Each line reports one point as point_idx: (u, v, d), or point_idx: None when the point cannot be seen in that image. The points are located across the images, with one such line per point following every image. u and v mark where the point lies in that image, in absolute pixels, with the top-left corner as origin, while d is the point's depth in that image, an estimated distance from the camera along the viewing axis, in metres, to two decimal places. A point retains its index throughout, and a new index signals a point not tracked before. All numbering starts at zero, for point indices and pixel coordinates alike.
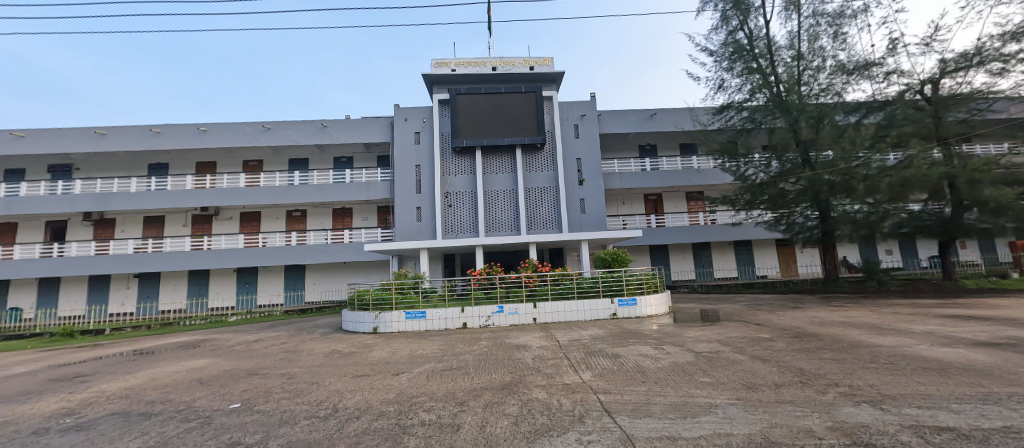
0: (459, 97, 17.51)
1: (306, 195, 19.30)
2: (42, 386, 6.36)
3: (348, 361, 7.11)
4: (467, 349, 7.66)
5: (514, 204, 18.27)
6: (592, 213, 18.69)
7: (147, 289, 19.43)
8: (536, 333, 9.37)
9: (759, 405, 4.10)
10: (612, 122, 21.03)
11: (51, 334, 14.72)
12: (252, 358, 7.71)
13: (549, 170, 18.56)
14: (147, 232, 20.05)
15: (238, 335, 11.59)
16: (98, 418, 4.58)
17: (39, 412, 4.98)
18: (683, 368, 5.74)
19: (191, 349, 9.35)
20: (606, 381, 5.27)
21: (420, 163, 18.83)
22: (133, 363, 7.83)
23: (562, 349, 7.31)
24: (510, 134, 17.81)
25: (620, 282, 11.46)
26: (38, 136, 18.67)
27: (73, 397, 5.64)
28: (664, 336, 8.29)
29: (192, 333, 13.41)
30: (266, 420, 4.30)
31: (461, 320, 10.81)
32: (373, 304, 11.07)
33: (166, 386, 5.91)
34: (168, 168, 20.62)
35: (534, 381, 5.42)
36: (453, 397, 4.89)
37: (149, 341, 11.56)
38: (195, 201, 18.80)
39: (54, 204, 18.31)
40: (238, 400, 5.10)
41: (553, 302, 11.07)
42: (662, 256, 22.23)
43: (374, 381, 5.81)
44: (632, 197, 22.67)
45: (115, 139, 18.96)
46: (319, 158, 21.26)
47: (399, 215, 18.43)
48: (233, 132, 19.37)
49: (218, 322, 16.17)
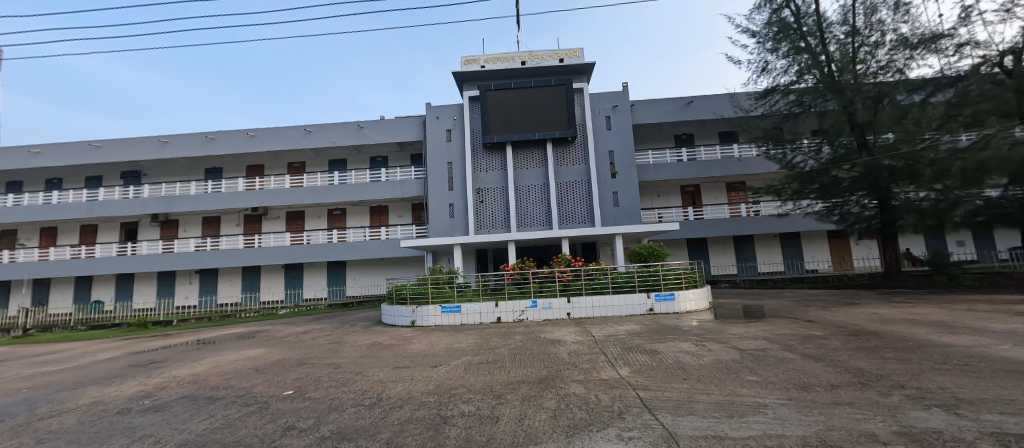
0: (489, 93, 17.66)
1: (346, 194, 20.14)
2: (124, 371, 7.08)
3: (389, 353, 7.36)
4: (503, 343, 7.74)
5: (545, 199, 18.16)
6: (626, 206, 18.25)
7: (207, 284, 21.09)
8: (572, 328, 9.30)
9: (814, 406, 3.86)
10: (646, 112, 20.34)
11: (129, 325, 16.32)
12: (301, 349, 8.17)
13: (580, 163, 18.33)
14: (206, 231, 21.69)
15: (287, 327, 12.31)
16: (171, 401, 5.04)
17: (122, 394, 5.54)
18: (727, 365, 5.50)
19: (247, 339, 10.08)
20: (646, 377, 5.15)
21: (452, 160, 19.03)
22: (197, 351, 8.54)
23: (599, 345, 7.21)
24: (540, 128, 17.70)
25: (658, 276, 11.08)
26: (113, 146, 20.62)
27: (149, 381, 6.23)
28: (705, 332, 7.98)
29: (247, 325, 14.41)
30: (317, 407, 4.56)
31: (496, 315, 10.95)
32: (410, 298, 11.42)
33: (227, 373, 6.40)
34: (222, 171, 22.19)
35: (571, 375, 5.38)
36: (490, 389, 4.96)
37: (211, 332, 12.57)
38: (247, 202, 20.08)
39: (128, 207, 20.24)
40: (291, 387, 5.44)
41: (587, 297, 10.98)
42: (701, 249, 21.37)
43: (414, 373, 6.00)
44: (667, 189, 21.92)
45: (177, 146, 20.59)
46: (357, 158, 22.10)
47: (433, 211, 18.78)
48: (279, 137, 20.49)
49: (269, 315, 17.31)
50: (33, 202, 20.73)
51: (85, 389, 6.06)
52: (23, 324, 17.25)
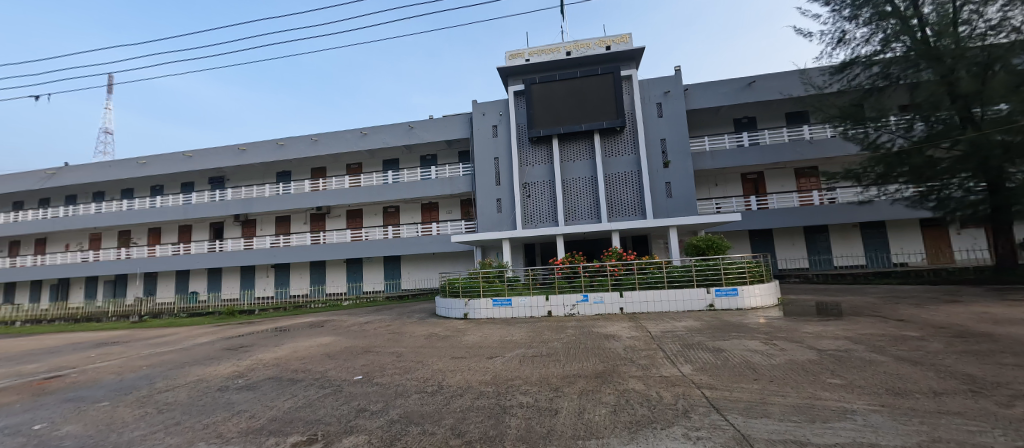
0: (535, 87, 17.72)
1: (399, 192, 21.07)
2: (220, 353, 8.01)
3: (445, 344, 7.63)
4: (555, 336, 7.73)
5: (593, 191, 17.82)
6: (680, 196, 17.36)
7: (282, 277, 23.21)
8: (626, 323, 9.08)
9: (913, 414, 3.44)
10: (701, 96, 19.08)
11: (220, 313, 18.49)
12: (365, 338, 8.75)
13: (629, 154, 17.74)
14: (279, 229, 23.84)
15: (351, 317, 13.20)
16: (260, 381, 5.64)
17: (220, 374, 6.29)
18: (803, 366, 5.07)
19: (317, 328, 10.95)
20: (710, 375, 4.89)
21: (498, 155, 19.18)
22: (277, 338, 9.45)
23: (656, 341, 6.96)
24: (587, 119, 17.44)
25: (718, 271, 10.45)
26: (201, 156, 23.28)
27: (242, 363, 7.01)
28: (775, 330, 7.41)
29: (317, 315, 15.68)
30: (384, 392, 4.87)
31: (547, 309, 10.96)
32: (463, 291, 11.78)
33: (304, 358, 7.02)
34: (290, 174, 24.18)
35: (629, 371, 5.25)
36: (547, 382, 4.98)
37: (286, 321, 13.82)
38: (312, 202, 21.77)
39: (215, 209, 22.76)
40: (360, 373, 5.85)
41: (641, 292, 10.64)
42: (766, 241, 19.79)
43: (471, 363, 6.19)
44: (725, 178, 20.52)
45: (252, 153, 22.75)
46: (408, 157, 23.06)
47: (481, 207, 19.08)
48: (340, 140, 21.93)
49: (335, 306, 18.73)
50: (142, 206, 24.00)
51: (191, 368, 6.96)
52: (139, 312, 20.19)
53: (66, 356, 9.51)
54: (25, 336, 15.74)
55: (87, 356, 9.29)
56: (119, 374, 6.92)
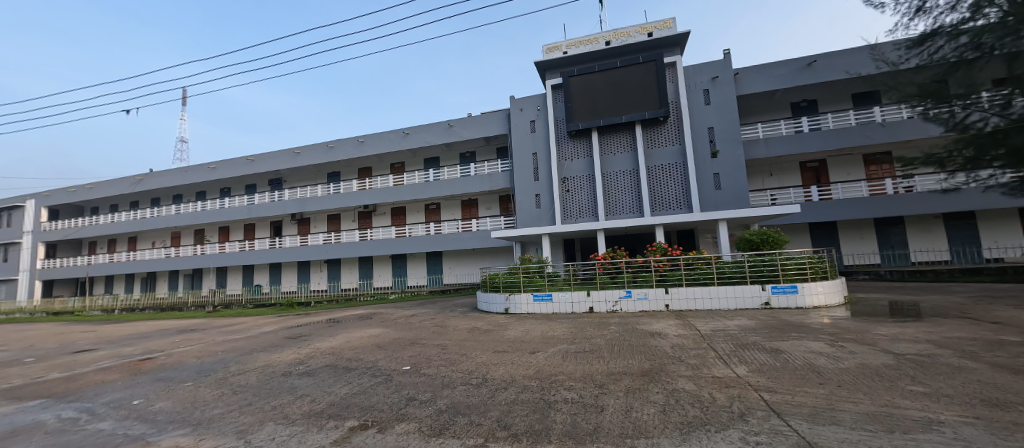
0: (572, 79, 17.50)
1: (439, 190, 21.60)
2: (282, 342, 8.68)
3: (488, 338, 7.75)
4: (598, 333, 7.61)
5: (636, 184, 17.27)
6: (729, 188, 16.38)
7: (333, 272, 24.69)
8: (672, 320, 8.74)
9: (1015, 428, 3.03)
10: (754, 80, 17.81)
11: (281, 305, 20.09)
12: (412, 330, 9.11)
13: (674, 144, 17.00)
14: (330, 226, 25.34)
15: (398, 310, 13.78)
16: (319, 368, 6.06)
17: (284, 360, 6.82)
18: (877, 371, 4.62)
19: (367, 320, 11.54)
20: (768, 378, 4.59)
21: (536, 151, 19.07)
22: (332, 329, 10.08)
23: (706, 340, 6.65)
24: (627, 110, 16.96)
25: (774, 266, 9.78)
26: (262, 160, 25.23)
27: (301, 351, 7.55)
28: (842, 331, 6.81)
29: (366, 307, 16.55)
30: (432, 382, 5.04)
31: (588, 305, 10.80)
32: (504, 286, 11.89)
33: (357, 348, 7.44)
34: (340, 175, 25.59)
35: (677, 370, 5.05)
36: (591, 378, 4.91)
37: (339, 313, 14.71)
38: (360, 200, 22.90)
39: (274, 209, 24.61)
40: (408, 363, 6.10)
41: (688, 288, 10.20)
42: (828, 235, 18.22)
43: (514, 357, 6.25)
44: (781, 167, 19.09)
45: (306, 156, 24.30)
46: (448, 155, 23.56)
47: (520, 202, 19.09)
48: (383, 141, 22.86)
49: (382, 299, 19.72)
50: (213, 207, 26.48)
51: (258, 354, 7.61)
52: (213, 302, 22.42)
53: (156, 341, 10.74)
54: (123, 322, 18.03)
55: (173, 341, 10.43)
56: (199, 357, 7.72)
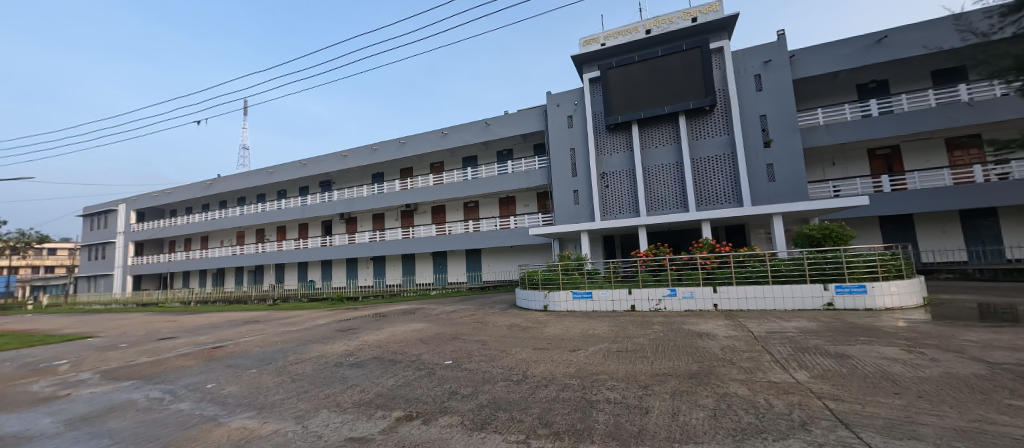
0: (611, 71, 17.09)
1: (478, 188, 21.90)
2: (334, 334, 9.22)
3: (527, 334, 7.77)
4: (641, 332, 7.37)
5: (680, 178, 16.52)
6: (785, 180, 15.21)
7: (378, 268, 25.87)
8: (721, 320, 8.27)
9: None
10: (813, 62, 16.36)
11: (332, 300, 21.43)
12: (453, 325, 9.32)
13: (721, 135, 16.07)
14: (375, 225, 26.57)
15: (439, 306, 14.19)
16: (367, 359, 6.38)
17: (335, 351, 7.25)
18: (967, 382, 4.08)
19: (410, 315, 11.98)
20: (833, 385, 4.21)
21: (574, 146, 18.77)
22: (378, 322, 10.57)
23: (760, 342, 6.24)
24: (670, 100, 16.26)
25: (838, 264, 8.96)
26: (313, 163, 26.91)
27: (351, 343, 7.97)
28: (922, 336, 6.11)
29: (409, 303, 17.19)
30: (473, 377, 5.13)
31: (630, 303, 10.50)
32: (542, 283, 11.84)
33: (401, 341, 7.74)
34: (383, 176, 26.68)
35: (728, 373, 4.77)
36: (634, 379, 4.77)
37: (384, 307, 15.41)
38: (402, 199, 23.76)
39: (325, 209, 26.16)
40: (450, 358, 6.25)
41: (738, 287, 9.62)
42: (902, 229, 16.46)
43: (554, 355, 6.21)
44: (845, 155, 17.44)
45: (352, 158, 25.61)
46: (486, 154, 23.81)
47: (558, 199, 18.91)
48: (423, 141, 23.54)
49: (424, 295, 20.45)
50: (271, 207, 28.65)
51: (313, 345, 8.15)
52: (273, 296, 24.36)
53: (225, 331, 11.82)
54: (199, 314, 20.07)
55: (239, 331, 11.42)
56: (262, 347, 8.39)
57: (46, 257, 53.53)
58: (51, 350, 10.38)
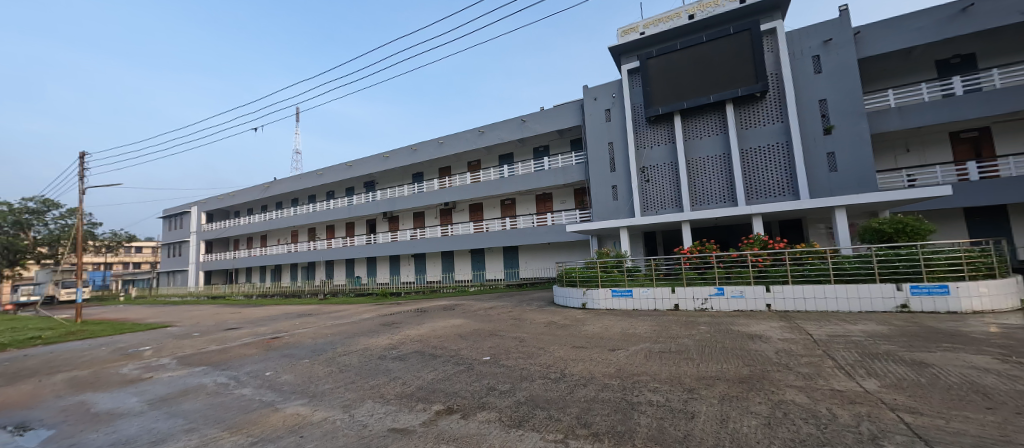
0: (651, 61, 16.48)
1: (515, 185, 21.95)
2: (378, 328, 9.64)
3: (565, 332, 7.68)
4: (685, 332, 7.04)
5: (727, 170, 15.57)
6: (848, 169, 13.87)
7: (419, 265, 26.75)
8: (776, 322, 7.70)
9: None
10: (882, 38, 14.74)
11: (377, 295, 22.52)
12: (492, 322, 9.42)
13: (774, 122, 14.95)
14: (416, 223, 27.48)
15: (477, 303, 14.42)
16: (409, 353, 6.60)
17: (380, 345, 7.56)
18: None
19: (450, 311, 12.25)
20: (910, 396, 3.77)
21: (612, 140, 18.27)
22: (420, 318, 10.91)
23: (820, 346, 5.73)
24: (715, 88, 15.37)
25: (915, 262, 8.04)
26: (358, 165, 28.25)
27: (394, 337, 8.28)
28: (1020, 344, 5.33)
29: (448, 299, 17.64)
30: (510, 374, 5.14)
31: (673, 302, 10.07)
32: (580, 280, 11.66)
33: (441, 336, 7.94)
34: (422, 175, 27.49)
35: (784, 379, 4.42)
36: (678, 381, 4.56)
37: (425, 303, 15.91)
38: (441, 198, 24.33)
39: (369, 208, 27.41)
40: (488, 354, 6.31)
41: (795, 286, 8.93)
42: (995, 222, 14.46)
43: (593, 354, 6.07)
44: (922, 140, 15.59)
45: (394, 159, 26.60)
46: (522, 150, 23.79)
47: (595, 195, 18.52)
48: (461, 140, 23.96)
49: (464, 291, 20.94)
50: (322, 208, 30.46)
51: (359, 338, 8.57)
52: (324, 291, 26.01)
53: (282, 323, 12.74)
54: (260, 306, 21.86)
55: (293, 324, 12.26)
56: (314, 338, 8.94)
57: (134, 254, 60.49)
58: (138, 337, 11.71)
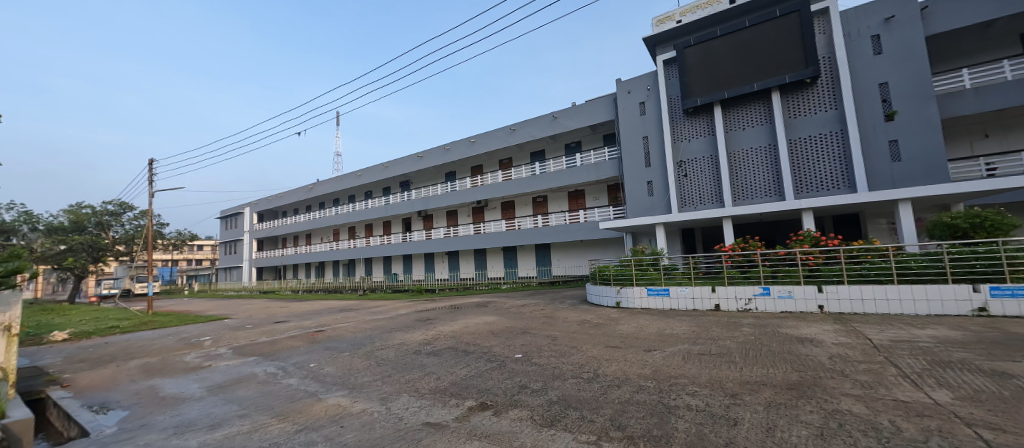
0: (688, 50, 15.78)
1: (546, 182, 21.80)
2: (413, 324, 9.92)
3: (599, 331, 7.54)
4: (727, 334, 6.69)
5: (773, 162, 14.62)
6: (914, 158, 12.59)
7: (453, 262, 27.28)
8: (829, 325, 7.14)
9: None
10: (956, 11, 13.21)
11: (413, 291, 23.24)
12: (524, 319, 9.43)
13: (827, 110, 13.85)
14: (449, 221, 28.01)
15: (510, 300, 14.49)
16: (443, 349, 6.74)
17: (415, 340, 7.79)
18: None
19: (482, 307, 12.40)
20: (991, 411, 3.37)
21: (647, 134, 17.67)
22: (453, 314, 11.12)
23: (882, 352, 5.25)
24: (760, 76, 14.47)
25: (996, 260, 7.17)
26: (394, 165, 29.19)
27: (429, 333, 8.49)
28: None
29: (481, 296, 17.87)
30: (542, 372, 5.12)
31: (713, 302, 9.62)
32: (614, 278, 11.40)
33: (474, 333, 8.03)
34: (455, 174, 27.98)
35: (839, 387, 4.09)
36: (719, 385, 4.33)
37: (458, 300, 16.21)
38: (473, 196, 24.63)
39: (404, 207, 28.25)
40: (520, 352, 6.31)
41: (851, 286, 8.24)
42: None
43: (628, 354, 5.92)
44: (1006, 123, 13.86)
45: (427, 158, 27.23)
46: (553, 147, 23.59)
47: (629, 190, 18.02)
48: (492, 138, 24.12)
49: (496, 288, 21.16)
50: (361, 207, 31.78)
51: (395, 333, 8.86)
52: (364, 287, 27.20)
53: (326, 317, 13.44)
54: (306, 301, 23.23)
55: (336, 318, 12.89)
56: (354, 332, 9.35)
57: (197, 252, 66.25)
58: (200, 328, 12.79)
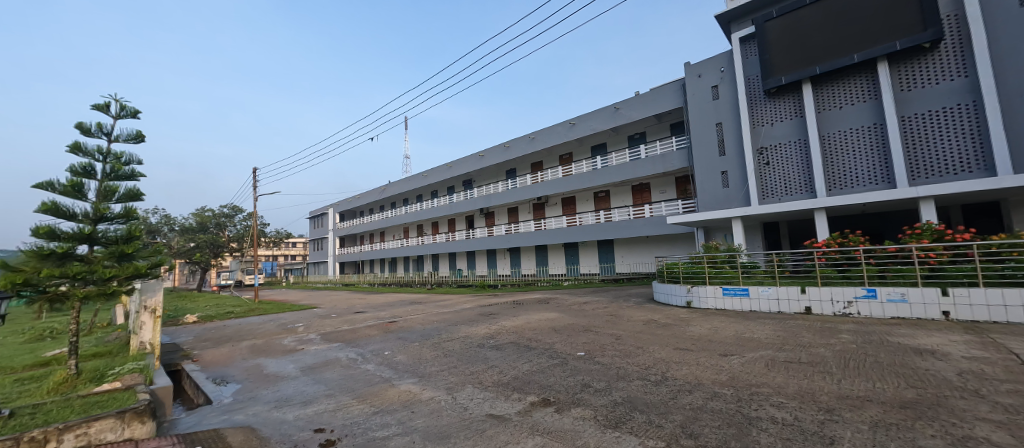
0: (770, 24, 14.13)
1: (608, 176, 21.10)
2: (477, 318, 10.24)
3: (667, 332, 7.13)
4: (820, 341, 5.90)
5: (880, 145, 12.57)
6: None
7: (515, 259, 27.67)
8: (959, 335, 5.96)
9: None
10: None
11: (476, 286, 24.05)
12: (586, 317, 9.24)
13: (954, 79, 11.54)
14: (510, 218, 28.42)
15: (571, 297, 14.32)
16: (505, 343, 6.86)
17: (478, 333, 8.04)
18: None
19: (544, 304, 12.41)
20: None
21: (721, 120, 16.21)
22: (515, 309, 11.28)
23: None
24: (862, 45, 12.48)
25: None
26: (457, 165, 30.36)
27: (491, 327, 8.71)
28: None
29: (542, 292, 17.92)
30: (605, 371, 4.97)
31: (803, 304, 8.58)
32: (684, 276, 10.69)
33: (535, 329, 8.06)
34: (515, 171, 28.35)
35: (974, 410, 3.39)
36: (811, 398, 3.84)
37: (520, 296, 16.43)
38: (533, 193, 24.70)
39: (467, 205, 29.26)
40: (583, 350, 6.19)
41: (989, 290, 6.79)
42: None
43: (700, 357, 5.50)
44: None
45: (488, 157, 27.90)
46: (616, 139, 22.74)
47: (701, 182, 16.73)
48: (552, 134, 23.95)
49: (558, 285, 21.04)
50: (427, 206, 33.63)
51: (460, 326, 9.24)
52: (431, 281, 28.76)
53: (397, 308, 14.46)
54: (382, 294, 25.28)
55: (407, 310, 13.79)
56: (422, 324, 9.93)
57: (292, 249, 75.30)
58: (296, 315, 14.54)
